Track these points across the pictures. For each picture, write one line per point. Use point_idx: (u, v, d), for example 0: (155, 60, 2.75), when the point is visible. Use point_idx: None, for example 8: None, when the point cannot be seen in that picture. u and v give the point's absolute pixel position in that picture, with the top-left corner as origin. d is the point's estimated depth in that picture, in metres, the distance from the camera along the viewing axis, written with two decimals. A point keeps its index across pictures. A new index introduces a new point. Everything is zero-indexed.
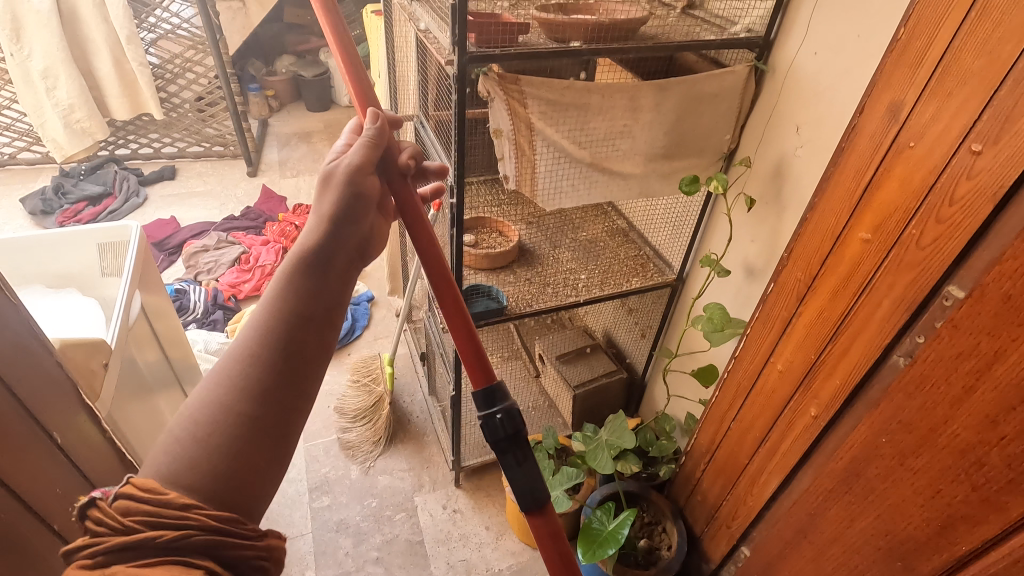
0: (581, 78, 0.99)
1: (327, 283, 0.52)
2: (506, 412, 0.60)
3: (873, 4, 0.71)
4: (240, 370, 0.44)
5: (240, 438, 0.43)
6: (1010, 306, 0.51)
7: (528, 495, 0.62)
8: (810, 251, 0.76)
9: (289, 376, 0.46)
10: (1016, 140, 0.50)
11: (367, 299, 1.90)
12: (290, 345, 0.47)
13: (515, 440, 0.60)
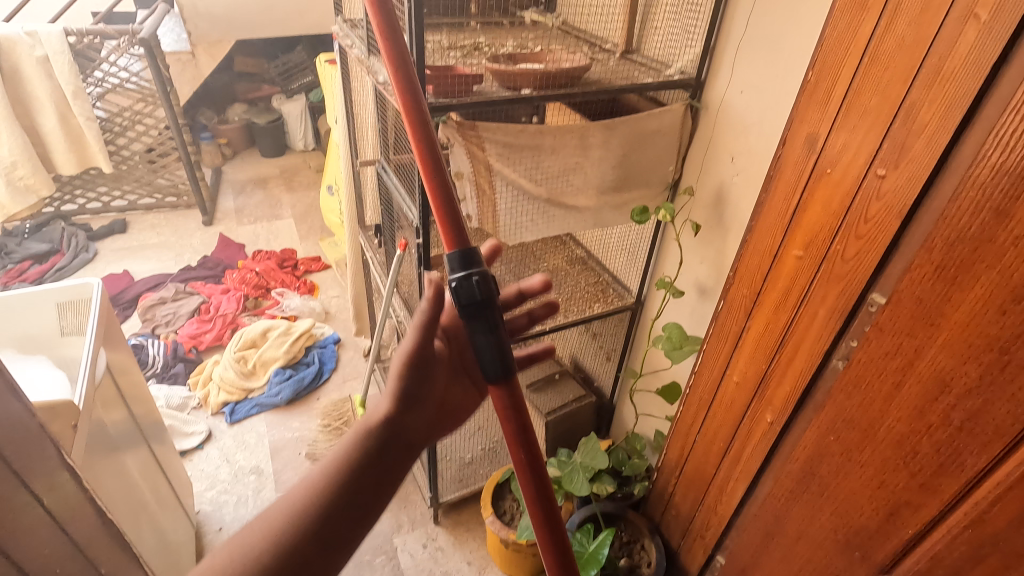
0: (534, 121, 1.06)
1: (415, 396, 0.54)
2: (485, 272, 0.45)
3: (787, 49, 0.81)
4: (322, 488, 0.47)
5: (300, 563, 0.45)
6: (923, 309, 0.58)
7: (495, 364, 0.47)
8: (752, 269, 0.83)
9: (356, 507, 0.48)
10: (912, 164, 0.59)
11: (334, 341, 1.88)
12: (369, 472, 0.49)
13: (486, 306, 0.45)
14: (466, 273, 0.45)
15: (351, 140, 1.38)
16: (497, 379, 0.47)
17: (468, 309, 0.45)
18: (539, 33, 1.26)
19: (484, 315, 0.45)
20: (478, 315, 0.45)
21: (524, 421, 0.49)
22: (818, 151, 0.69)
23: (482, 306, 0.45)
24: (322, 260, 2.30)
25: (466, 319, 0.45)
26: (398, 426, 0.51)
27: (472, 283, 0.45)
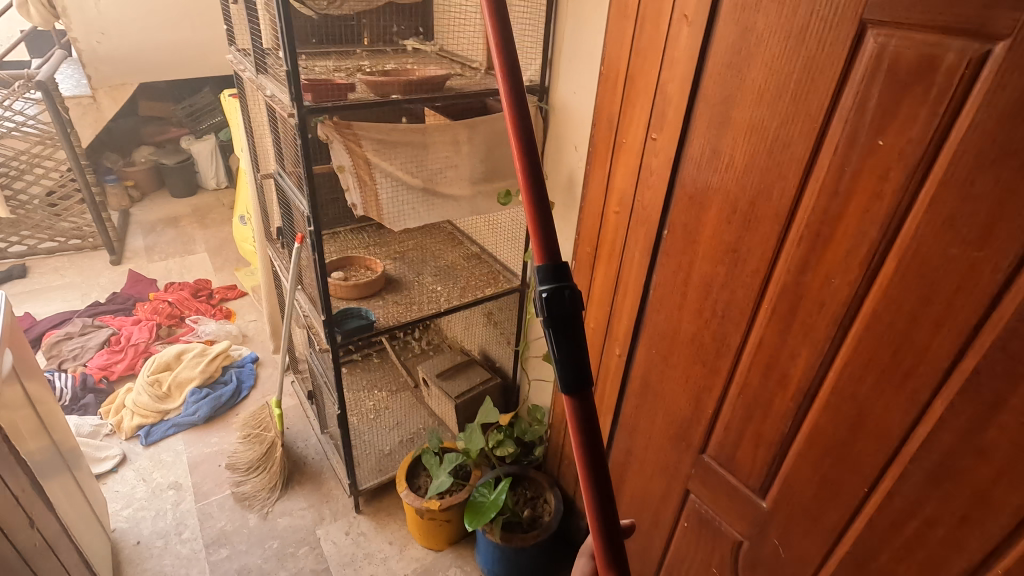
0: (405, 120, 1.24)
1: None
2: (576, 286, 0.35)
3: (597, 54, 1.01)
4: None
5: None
6: (687, 230, 0.79)
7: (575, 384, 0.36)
8: (591, 231, 1.02)
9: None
10: (668, 126, 0.78)
11: (252, 361, 1.94)
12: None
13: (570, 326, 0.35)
14: (556, 284, 0.36)
15: (253, 158, 1.49)
16: (573, 398, 0.36)
17: (551, 324, 0.35)
18: (418, 58, 1.43)
19: (568, 331, 0.35)
20: (563, 327, 0.35)
21: (603, 458, 0.38)
22: (616, 127, 0.89)
23: (571, 320, 0.35)
24: (238, 287, 2.35)
25: (546, 334, 0.36)
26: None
27: (564, 296, 0.35)
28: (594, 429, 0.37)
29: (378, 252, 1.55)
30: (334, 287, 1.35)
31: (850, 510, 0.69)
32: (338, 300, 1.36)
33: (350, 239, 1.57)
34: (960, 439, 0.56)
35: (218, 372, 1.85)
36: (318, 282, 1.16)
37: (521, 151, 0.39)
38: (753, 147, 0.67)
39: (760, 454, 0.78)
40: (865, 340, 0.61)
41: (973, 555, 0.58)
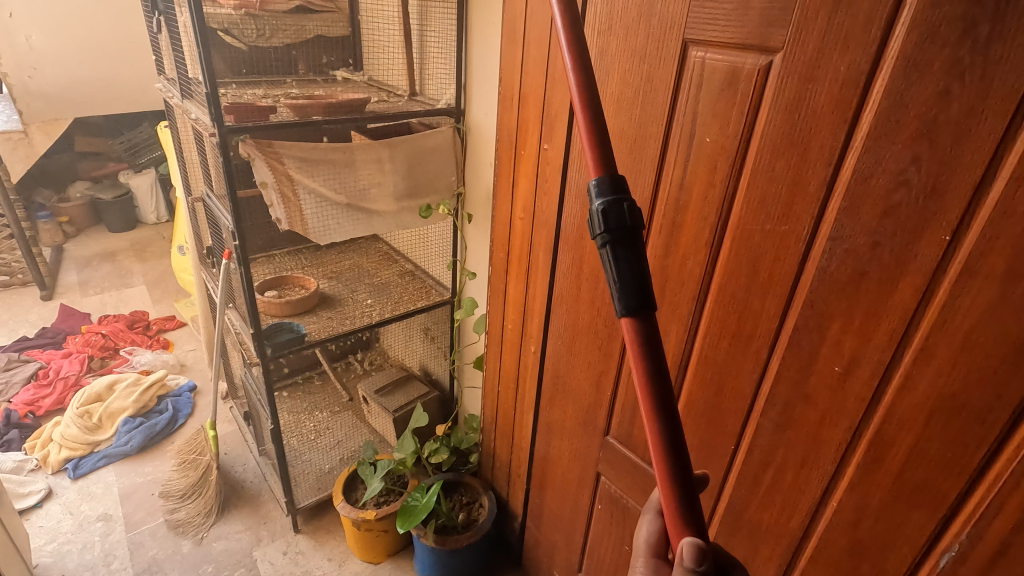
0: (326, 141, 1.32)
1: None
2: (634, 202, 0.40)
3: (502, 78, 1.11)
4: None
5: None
6: (577, 230, 0.88)
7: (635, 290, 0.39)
8: (503, 237, 1.10)
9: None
10: (556, 137, 0.88)
11: (189, 389, 1.92)
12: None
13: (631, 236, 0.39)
14: (616, 200, 0.40)
15: (184, 182, 1.52)
16: (634, 313, 0.40)
17: (613, 234, 0.39)
18: (347, 87, 1.51)
19: (628, 244, 0.39)
20: (623, 240, 0.39)
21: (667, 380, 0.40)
22: (516, 140, 0.98)
23: (629, 233, 0.39)
24: (177, 318, 2.32)
25: (607, 246, 0.40)
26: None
27: (623, 208, 0.40)
28: (657, 347, 0.40)
29: (314, 272, 1.60)
30: (267, 305, 1.38)
31: (723, 469, 0.77)
32: (270, 317, 1.39)
33: (285, 260, 1.61)
34: (792, 390, 0.65)
35: (153, 401, 1.82)
36: (247, 298, 1.20)
37: (582, 94, 0.45)
38: (619, 150, 0.77)
39: None
40: (718, 313, 0.71)
41: (814, 492, 0.67)
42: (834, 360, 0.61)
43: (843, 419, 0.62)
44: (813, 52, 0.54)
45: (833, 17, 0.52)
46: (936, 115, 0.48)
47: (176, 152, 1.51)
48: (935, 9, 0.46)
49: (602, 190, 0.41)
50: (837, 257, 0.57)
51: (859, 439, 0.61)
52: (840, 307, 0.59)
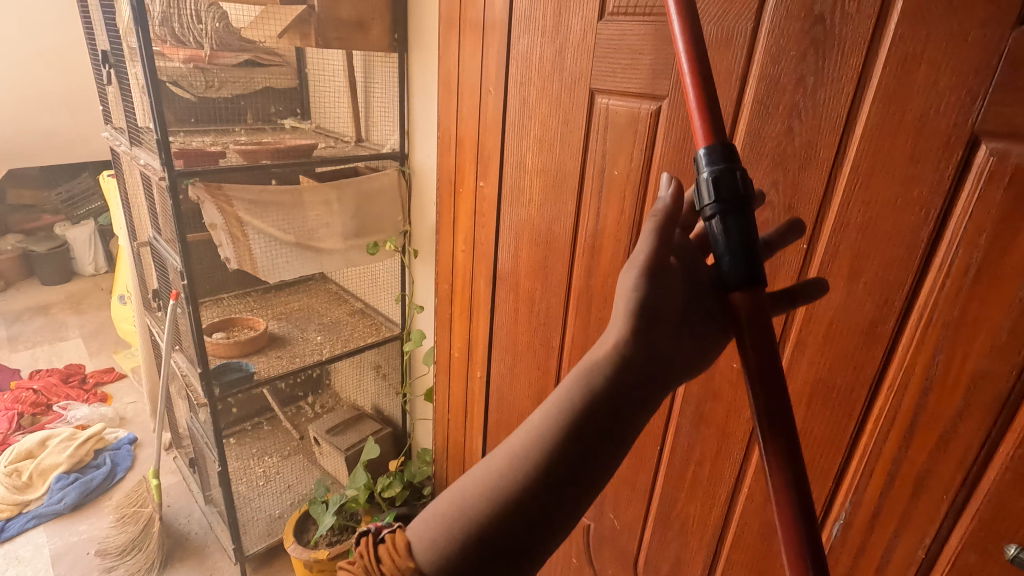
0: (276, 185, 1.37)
1: (665, 317, 0.45)
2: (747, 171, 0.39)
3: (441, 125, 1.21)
4: (529, 435, 0.44)
5: (490, 536, 0.41)
6: (514, 258, 0.96)
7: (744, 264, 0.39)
8: (446, 270, 1.16)
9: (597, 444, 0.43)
10: (489, 176, 0.97)
11: (129, 442, 1.85)
12: (600, 412, 0.43)
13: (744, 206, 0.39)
14: (728, 166, 0.39)
15: (130, 228, 1.53)
16: (743, 289, 0.39)
17: (725, 204, 0.38)
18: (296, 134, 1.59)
19: (740, 213, 0.38)
20: (735, 211, 0.39)
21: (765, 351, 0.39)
22: (454, 180, 1.07)
23: (739, 203, 0.39)
24: (116, 370, 2.25)
25: (716, 217, 0.39)
26: (634, 340, 0.44)
27: (735, 178, 0.39)
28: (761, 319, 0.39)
29: (264, 314, 1.61)
30: (214, 346, 1.38)
31: (652, 471, 0.83)
32: (218, 358, 1.39)
33: (234, 302, 1.62)
34: (702, 389, 0.74)
35: (89, 456, 1.75)
36: (195, 337, 1.21)
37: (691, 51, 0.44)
38: (545, 184, 0.86)
39: None
40: None
41: (730, 481, 0.73)
42: (731, 358, 0.69)
43: (745, 410, 0.70)
44: (691, 99, 0.66)
45: None
46: (784, 149, 0.59)
47: (122, 201, 1.53)
48: (774, 66, 0.58)
49: (712, 153, 0.40)
50: None
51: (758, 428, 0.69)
52: None
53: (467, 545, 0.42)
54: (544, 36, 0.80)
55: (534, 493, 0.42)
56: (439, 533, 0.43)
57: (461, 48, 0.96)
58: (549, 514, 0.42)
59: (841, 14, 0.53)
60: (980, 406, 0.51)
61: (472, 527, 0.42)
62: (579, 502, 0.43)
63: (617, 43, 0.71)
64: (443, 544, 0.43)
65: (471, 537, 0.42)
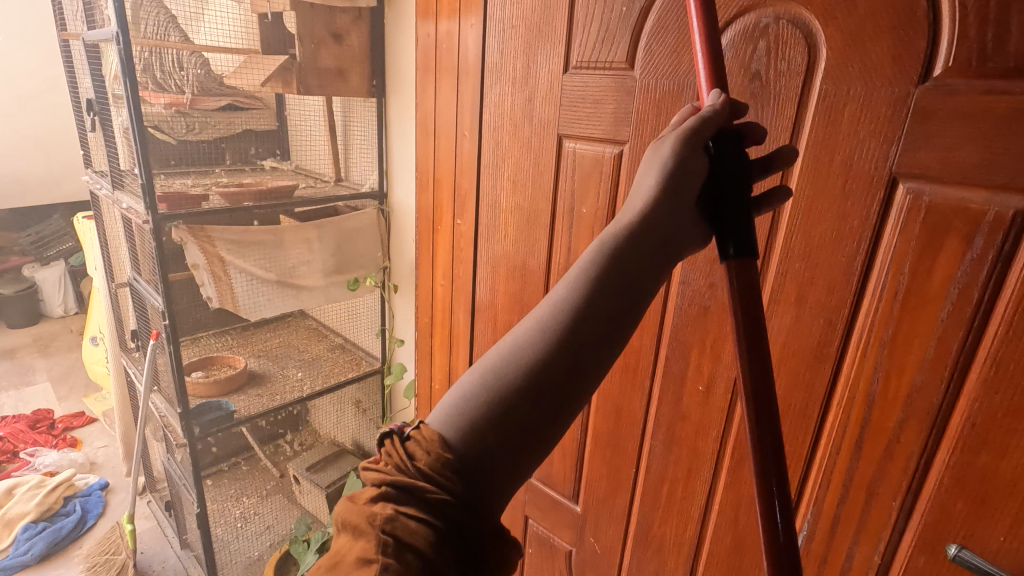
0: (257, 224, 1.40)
1: (680, 227, 0.46)
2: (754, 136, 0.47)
3: None
4: (549, 306, 0.43)
5: (510, 401, 0.39)
6: (490, 291, 1.01)
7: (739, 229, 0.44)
8: (426, 303, 1.20)
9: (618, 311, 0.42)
10: (466, 214, 1.02)
11: (100, 488, 1.80)
12: (621, 279, 0.43)
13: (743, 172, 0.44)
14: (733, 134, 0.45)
15: (107, 269, 1.54)
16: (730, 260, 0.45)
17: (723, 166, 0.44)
18: (276, 175, 1.62)
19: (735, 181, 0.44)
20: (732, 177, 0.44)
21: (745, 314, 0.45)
22: (432, 217, 1.11)
23: (736, 170, 0.44)
24: (86, 414, 2.20)
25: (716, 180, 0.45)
26: (652, 212, 0.44)
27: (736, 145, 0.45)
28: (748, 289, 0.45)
29: (243, 351, 1.62)
30: (193, 385, 1.38)
31: (630, 492, 0.86)
32: (197, 397, 1.39)
33: (212, 340, 1.62)
34: (671, 411, 0.78)
35: (58, 504, 1.70)
36: (175, 377, 1.22)
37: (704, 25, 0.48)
38: (519, 221, 0.91)
39: (567, 464, 0.95)
40: None
41: (702, 499, 0.77)
42: (698, 381, 0.74)
43: (712, 429, 0.74)
44: (650, 143, 0.72)
45: (659, 117, 0.70)
46: None
47: (99, 242, 1.53)
48: None
49: (718, 114, 0.46)
50: (687, 296, 0.72)
51: (724, 446, 0.73)
52: (696, 335, 0.73)
53: (489, 413, 0.39)
54: (514, 86, 0.86)
55: (535, 378, 0.40)
56: (458, 406, 0.40)
57: (437, 94, 1.02)
58: (552, 399, 0.40)
59: (776, 70, 0.61)
60: (918, 417, 0.57)
61: (491, 393, 0.40)
62: (596, 372, 0.42)
63: (582, 92, 0.78)
64: (460, 416, 0.40)
65: (491, 406, 0.39)
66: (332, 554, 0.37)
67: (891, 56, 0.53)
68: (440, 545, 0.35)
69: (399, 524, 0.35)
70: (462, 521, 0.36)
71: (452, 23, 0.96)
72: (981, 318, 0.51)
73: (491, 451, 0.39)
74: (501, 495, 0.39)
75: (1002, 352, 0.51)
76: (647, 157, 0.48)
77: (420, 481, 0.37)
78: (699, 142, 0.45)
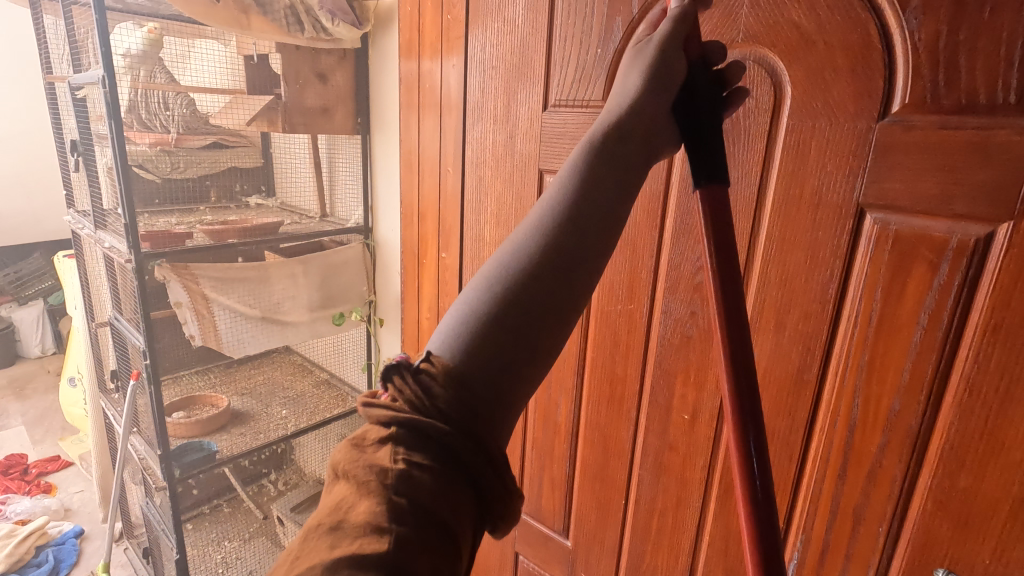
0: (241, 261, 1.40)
1: (661, 129, 0.49)
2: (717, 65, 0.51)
3: None
4: (543, 210, 0.45)
5: (516, 299, 0.42)
6: None
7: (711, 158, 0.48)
8: (412, 337, 1.19)
9: (605, 208, 0.45)
10: (451, 248, 1.03)
11: (75, 535, 1.73)
12: (607, 186, 0.45)
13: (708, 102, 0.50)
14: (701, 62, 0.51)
15: (87, 308, 1.52)
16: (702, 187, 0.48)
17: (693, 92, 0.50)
18: (261, 211, 1.63)
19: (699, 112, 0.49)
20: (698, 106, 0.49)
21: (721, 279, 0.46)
22: (417, 250, 1.12)
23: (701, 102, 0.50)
24: (62, 457, 2.13)
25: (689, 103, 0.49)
26: (635, 110, 0.47)
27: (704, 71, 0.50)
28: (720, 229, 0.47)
29: (226, 389, 1.59)
30: (174, 426, 1.34)
31: (620, 524, 0.86)
32: (177, 438, 1.36)
33: (194, 379, 1.60)
34: (658, 441, 0.78)
35: (29, 554, 1.63)
36: (155, 417, 1.19)
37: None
38: None
39: (556, 497, 0.94)
40: (595, 381, 0.84)
41: (692, 529, 0.76)
42: (683, 410, 0.75)
43: (699, 458, 0.74)
44: None
45: None
46: None
47: (80, 281, 1.52)
48: None
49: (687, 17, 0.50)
50: (670, 325, 0.73)
51: (712, 474, 0.73)
52: (679, 364, 0.74)
53: (490, 321, 0.42)
54: (495, 123, 0.88)
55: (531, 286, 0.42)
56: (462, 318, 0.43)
57: (420, 130, 1.04)
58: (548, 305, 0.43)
59: (744, 108, 0.64)
60: (898, 441, 0.57)
61: (496, 292, 0.42)
62: (592, 271, 0.45)
63: (561, 128, 0.80)
64: (463, 327, 0.42)
65: (492, 311, 0.42)
66: (334, 507, 0.37)
67: (851, 94, 0.56)
68: (441, 477, 0.37)
69: (411, 469, 0.36)
70: (477, 439, 0.39)
71: (434, 63, 0.98)
72: (952, 343, 0.53)
73: (495, 354, 0.41)
74: (511, 409, 0.41)
75: (973, 375, 0.52)
76: (630, 63, 0.51)
77: (431, 419, 0.38)
78: (677, 48, 0.49)
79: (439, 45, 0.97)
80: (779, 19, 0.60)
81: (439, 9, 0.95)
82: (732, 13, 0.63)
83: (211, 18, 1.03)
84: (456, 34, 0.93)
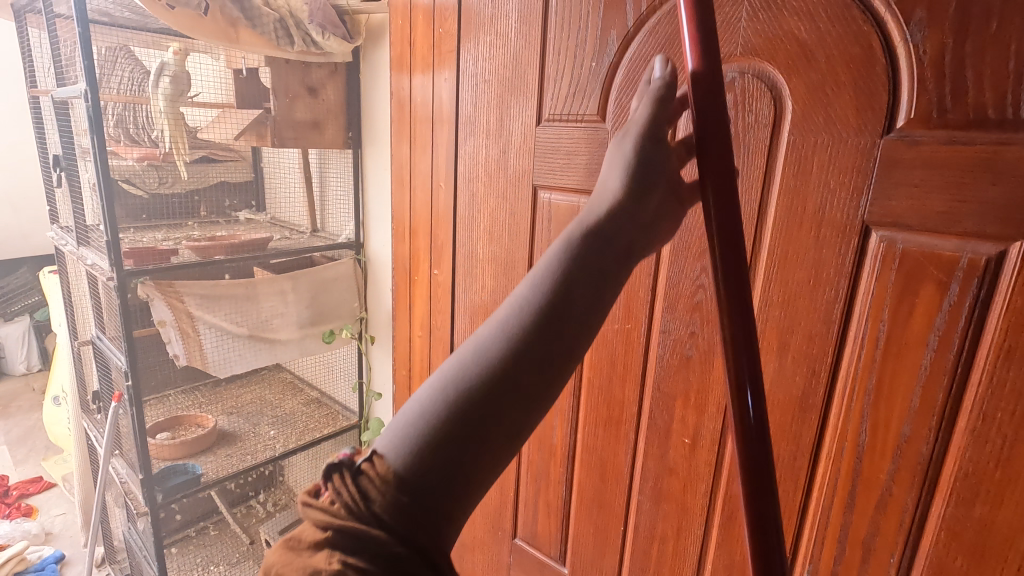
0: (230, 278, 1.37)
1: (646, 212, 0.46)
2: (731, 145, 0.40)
3: None
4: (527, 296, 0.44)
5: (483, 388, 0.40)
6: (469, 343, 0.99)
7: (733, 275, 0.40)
8: (403, 354, 1.16)
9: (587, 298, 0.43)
10: (443, 265, 1.01)
11: (55, 560, 1.67)
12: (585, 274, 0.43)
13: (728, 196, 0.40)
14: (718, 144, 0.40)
15: (70, 326, 1.49)
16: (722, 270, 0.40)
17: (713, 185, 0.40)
18: (251, 226, 1.60)
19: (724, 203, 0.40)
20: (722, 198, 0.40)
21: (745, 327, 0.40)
22: (409, 267, 1.10)
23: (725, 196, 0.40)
24: (44, 479, 2.08)
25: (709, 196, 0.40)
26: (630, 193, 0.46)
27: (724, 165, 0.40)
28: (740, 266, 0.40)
29: (213, 409, 1.55)
30: (158, 448, 1.30)
31: (618, 553, 0.82)
32: (161, 460, 1.31)
33: (180, 398, 1.56)
34: (658, 465, 0.75)
35: None
36: (138, 439, 1.15)
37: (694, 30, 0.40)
38: (496, 271, 0.90)
39: (552, 524, 0.91)
40: (591, 404, 0.82)
41: (694, 557, 0.73)
42: (683, 433, 0.72)
43: (700, 484, 0.71)
44: None
45: None
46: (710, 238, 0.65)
47: (63, 299, 1.48)
48: None
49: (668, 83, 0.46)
50: (669, 346, 0.71)
51: (714, 501, 0.70)
52: (679, 387, 0.71)
53: (443, 421, 0.39)
54: (488, 137, 0.86)
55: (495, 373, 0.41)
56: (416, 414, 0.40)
57: (412, 145, 1.02)
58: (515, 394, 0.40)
59: (744, 123, 0.62)
60: (908, 469, 0.55)
61: (467, 386, 0.40)
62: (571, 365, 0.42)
63: (555, 143, 0.78)
64: (424, 420, 0.39)
65: (447, 410, 0.40)
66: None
67: (853, 108, 0.54)
68: None
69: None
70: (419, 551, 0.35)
71: (426, 77, 0.97)
72: (963, 367, 0.51)
73: (443, 465, 0.38)
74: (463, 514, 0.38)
75: (988, 400, 0.50)
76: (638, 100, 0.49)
77: (368, 527, 0.35)
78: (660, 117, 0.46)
79: (430, 59, 0.95)
80: (779, 33, 0.58)
81: (431, 22, 0.94)
82: (731, 26, 0.61)
83: (199, 31, 1.01)
84: (449, 48, 0.91)
